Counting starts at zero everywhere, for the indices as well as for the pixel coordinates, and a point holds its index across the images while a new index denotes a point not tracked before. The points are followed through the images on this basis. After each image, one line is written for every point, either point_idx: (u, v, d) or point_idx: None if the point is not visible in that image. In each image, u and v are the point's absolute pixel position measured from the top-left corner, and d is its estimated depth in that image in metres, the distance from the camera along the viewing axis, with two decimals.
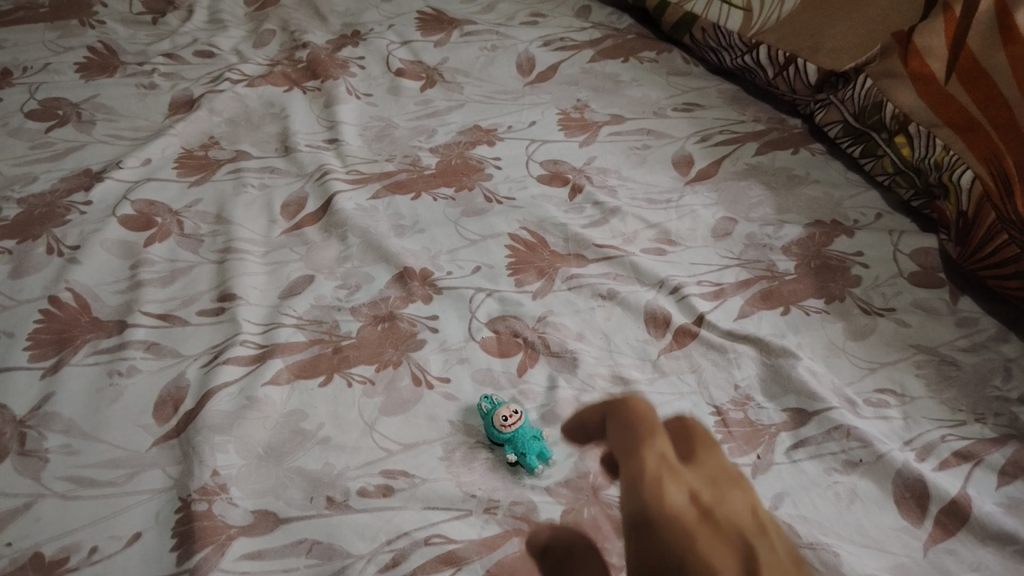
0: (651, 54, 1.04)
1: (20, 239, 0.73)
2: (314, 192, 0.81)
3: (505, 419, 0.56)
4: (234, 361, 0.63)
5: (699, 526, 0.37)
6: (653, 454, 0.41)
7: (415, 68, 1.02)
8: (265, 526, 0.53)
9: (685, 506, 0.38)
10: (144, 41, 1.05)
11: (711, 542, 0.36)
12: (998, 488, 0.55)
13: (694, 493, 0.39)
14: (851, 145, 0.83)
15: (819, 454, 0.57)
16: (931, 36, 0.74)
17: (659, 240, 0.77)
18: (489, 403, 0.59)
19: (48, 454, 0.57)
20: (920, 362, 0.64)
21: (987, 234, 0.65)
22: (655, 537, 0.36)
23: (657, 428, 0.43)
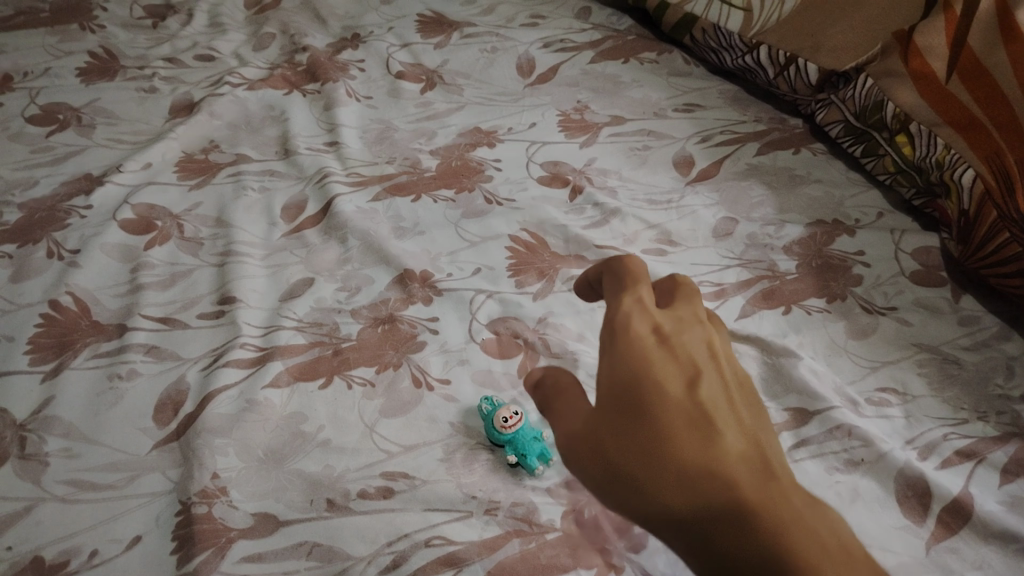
0: (651, 55, 1.04)
1: (21, 244, 0.73)
2: (314, 195, 0.81)
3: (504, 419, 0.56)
4: (234, 364, 0.63)
5: (656, 350, 0.41)
6: (632, 307, 0.43)
7: (415, 70, 1.02)
8: (264, 529, 0.53)
9: (646, 336, 0.41)
10: (144, 45, 1.05)
11: (663, 361, 0.40)
12: (1000, 486, 0.55)
13: (656, 327, 0.42)
14: (851, 144, 0.83)
15: (821, 453, 0.57)
16: (931, 34, 0.73)
17: (660, 240, 0.77)
18: (490, 405, 0.59)
19: (48, 457, 0.57)
20: (922, 361, 0.64)
21: (988, 233, 0.65)
22: (615, 368, 0.41)
23: (640, 275, 0.44)
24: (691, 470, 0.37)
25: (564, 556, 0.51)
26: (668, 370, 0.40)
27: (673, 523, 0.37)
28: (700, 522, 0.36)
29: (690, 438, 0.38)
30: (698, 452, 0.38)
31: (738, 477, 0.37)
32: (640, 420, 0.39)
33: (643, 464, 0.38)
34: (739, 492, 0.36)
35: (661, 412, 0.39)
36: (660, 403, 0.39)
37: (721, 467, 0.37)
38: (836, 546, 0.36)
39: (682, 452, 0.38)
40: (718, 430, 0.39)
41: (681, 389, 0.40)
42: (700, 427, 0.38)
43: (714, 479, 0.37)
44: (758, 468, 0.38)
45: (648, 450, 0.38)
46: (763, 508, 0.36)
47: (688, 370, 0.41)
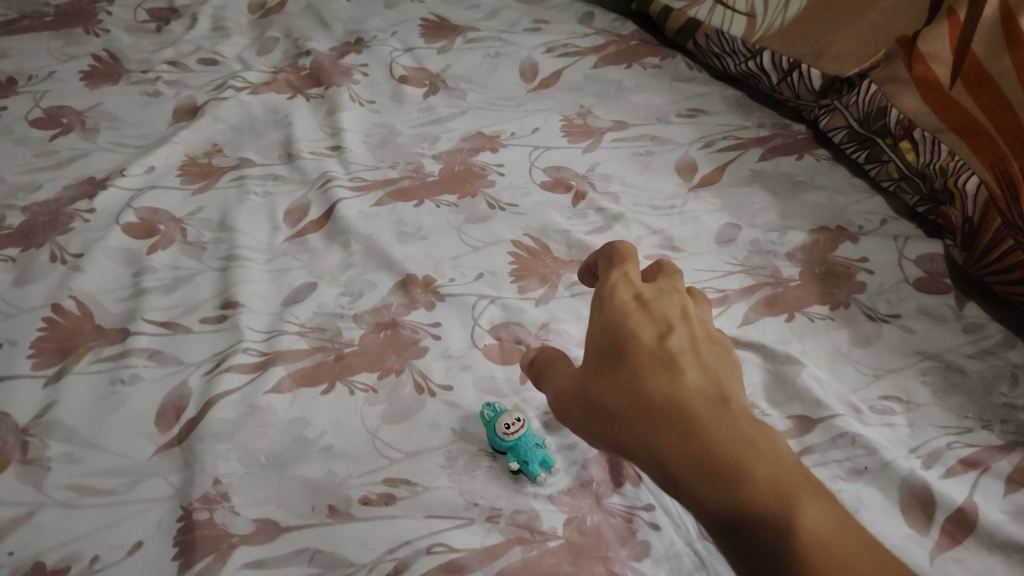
0: (655, 60, 1.04)
1: (24, 248, 0.73)
2: (317, 199, 0.81)
3: (506, 426, 0.56)
4: (237, 368, 0.63)
5: (635, 311, 0.49)
6: (620, 284, 0.52)
7: (418, 75, 1.02)
8: (266, 535, 0.53)
9: (628, 302, 0.50)
10: (148, 49, 1.05)
11: (640, 319, 0.49)
12: (1005, 496, 0.55)
13: (638, 296, 0.51)
14: (855, 150, 0.83)
15: (824, 461, 0.57)
16: (935, 41, 0.73)
17: (663, 246, 0.77)
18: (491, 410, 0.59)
19: (50, 462, 0.57)
20: (926, 369, 0.64)
21: (992, 240, 0.65)
22: (599, 328, 0.49)
23: (629, 261, 0.54)
24: (648, 392, 0.44)
25: (566, 563, 0.51)
26: (641, 325, 0.48)
27: (631, 436, 0.43)
28: (651, 431, 0.43)
29: (651, 369, 0.45)
30: (658, 379, 0.44)
31: (687, 395, 0.43)
32: (614, 363, 0.47)
33: (613, 395, 0.45)
34: (683, 407, 0.43)
35: (631, 354, 0.46)
36: (629, 347, 0.47)
37: (674, 389, 0.44)
38: (766, 451, 0.40)
39: (642, 378, 0.45)
40: (675, 363, 0.46)
41: (650, 337, 0.47)
42: (660, 362, 0.46)
43: (665, 398, 0.43)
44: (708, 391, 0.44)
45: (617, 383, 0.46)
46: (703, 417, 0.42)
47: (660, 325, 0.48)
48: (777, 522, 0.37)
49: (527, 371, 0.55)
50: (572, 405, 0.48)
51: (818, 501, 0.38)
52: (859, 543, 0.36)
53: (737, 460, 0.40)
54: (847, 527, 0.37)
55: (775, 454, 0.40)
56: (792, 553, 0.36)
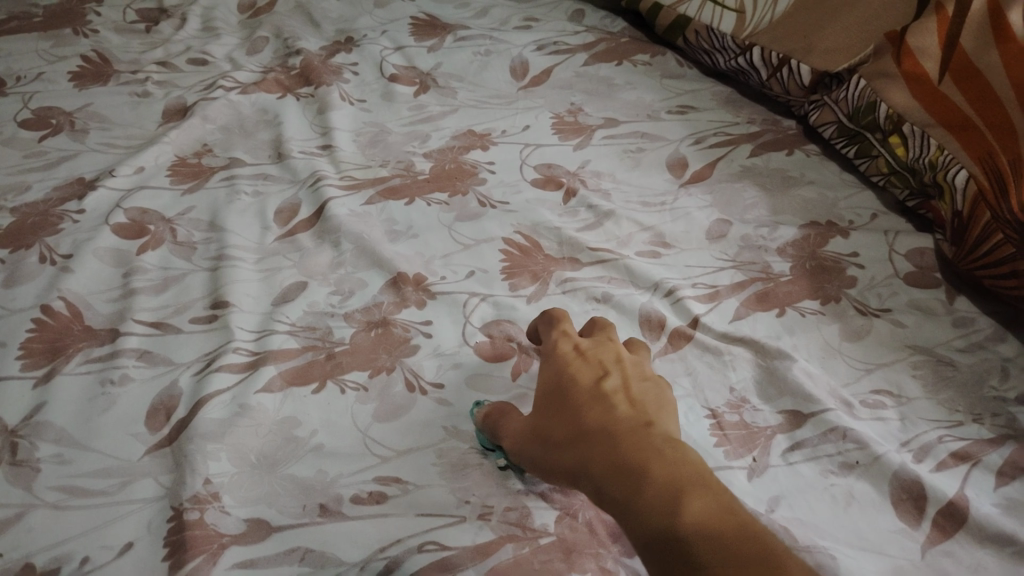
0: (645, 57, 1.04)
1: (13, 249, 0.73)
2: (308, 198, 0.81)
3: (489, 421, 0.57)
4: (228, 368, 0.63)
5: (575, 361, 0.56)
6: (565, 341, 0.59)
7: (409, 73, 1.02)
8: (257, 535, 0.53)
9: (569, 355, 0.57)
10: (138, 49, 1.05)
11: (580, 366, 0.55)
12: (996, 489, 0.55)
13: (580, 350, 0.57)
14: (845, 145, 0.83)
15: (815, 456, 0.57)
16: (923, 37, 0.73)
17: (654, 243, 0.77)
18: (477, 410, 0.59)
19: (39, 463, 0.56)
20: (917, 363, 0.64)
21: (982, 234, 0.65)
22: (547, 378, 0.56)
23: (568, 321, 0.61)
24: (582, 423, 0.50)
25: (557, 560, 0.51)
26: (581, 371, 0.55)
27: (569, 462, 0.49)
28: (584, 454, 0.48)
29: (587, 404, 0.51)
30: (592, 412, 0.51)
31: (615, 423, 0.50)
32: (557, 404, 0.53)
33: (556, 428, 0.51)
34: (609, 433, 0.49)
35: (571, 395, 0.53)
36: (570, 391, 0.53)
37: (603, 419, 0.50)
38: (671, 456, 0.46)
39: (579, 412, 0.51)
40: (608, 397, 0.52)
41: (588, 380, 0.54)
42: (595, 398, 0.52)
43: (596, 428, 0.50)
44: (633, 419, 0.50)
45: (560, 419, 0.52)
46: (624, 438, 0.48)
47: (598, 369, 0.55)
48: (671, 516, 0.42)
49: (481, 424, 0.57)
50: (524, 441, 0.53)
51: (708, 493, 0.44)
52: (735, 520, 0.42)
53: (643, 466, 0.46)
54: (731, 513, 0.42)
55: (676, 458, 0.46)
56: (682, 533, 0.41)
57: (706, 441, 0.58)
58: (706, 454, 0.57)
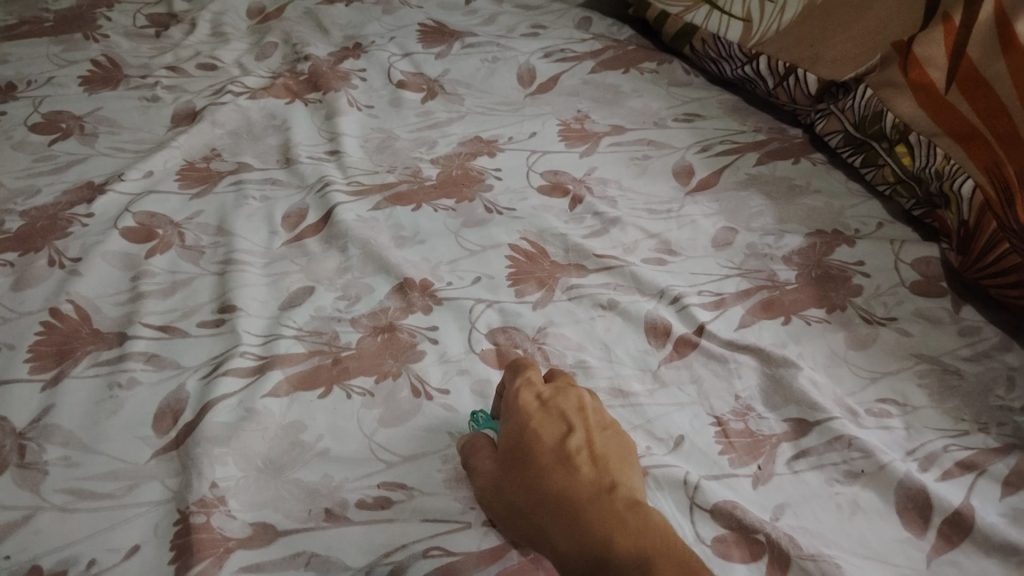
0: (651, 65, 1.05)
1: (22, 252, 0.74)
2: (315, 203, 0.81)
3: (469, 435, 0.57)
4: (234, 372, 0.63)
5: (537, 412, 0.55)
6: (524, 386, 0.57)
7: (416, 80, 1.02)
8: (263, 539, 0.53)
9: (530, 404, 0.55)
10: (147, 54, 1.06)
11: (542, 420, 0.54)
12: (1001, 498, 0.55)
13: (541, 399, 0.56)
14: (851, 154, 0.83)
15: (820, 465, 0.57)
16: (929, 45, 0.73)
17: (660, 250, 0.77)
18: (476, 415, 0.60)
19: (47, 466, 0.56)
20: (922, 372, 0.64)
21: (989, 242, 0.65)
22: (507, 431, 0.54)
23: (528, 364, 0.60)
24: (546, 490, 0.50)
25: None
26: (543, 426, 0.54)
27: (535, 530, 0.49)
28: (549, 524, 0.48)
29: (551, 468, 0.51)
30: (555, 477, 0.50)
31: (578, 490, 0.49)
32: (519, 464, 0.52)
33: (520, 492, 0.51)
34: (574, 502, 0.49)
35: (534, 456, 0.52)
36: (533, 450, 0.52)
37: (566, 485, 0.50)
38: (637, 525, 0.47)
39: (543, 477, 0.50)
40: (570, 459, 0.51)
41: (551, 438, 0.53)
42: (558, 461, 0.51)
43: (560, 495, 0.49)
44: (596, 482, 0.50)
45: (524, 482, 0.51)
46: (589, 508, 0.48)
47: (561, 424, 0.54)
48: None
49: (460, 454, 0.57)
50: (489, 497, 0.52)
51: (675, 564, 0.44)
52: None
53: (611, 542, 0.46)
54: None
55: (642, 528, 0.46)
56: None
57: (710, 450, 0.58)
58: (710, 462, 0.57)
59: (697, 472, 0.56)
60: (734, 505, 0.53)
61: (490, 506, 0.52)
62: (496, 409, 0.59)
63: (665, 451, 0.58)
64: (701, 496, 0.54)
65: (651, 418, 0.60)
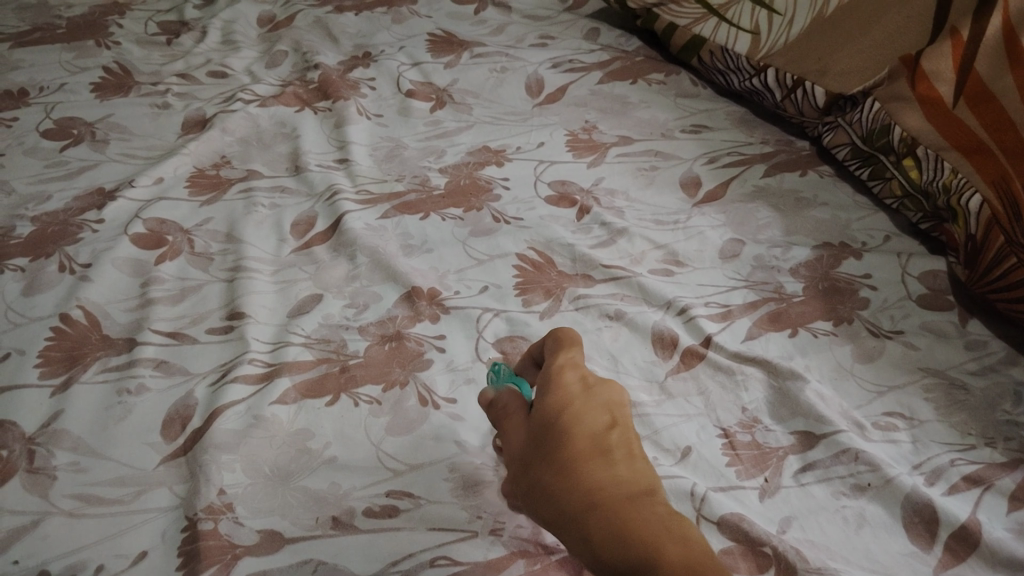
0: (659, 76, 1.05)
1: (33, 257, 0.74)
2: (324, 212, 0.82)
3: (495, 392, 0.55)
4: (242, 379, 0.63)
5: (580, 394, 0.49)
6: (569, 364, 0.51)
7: (425, 89, 1.03)
8: (269, 546, 0.52)
9: (574, 384, 0.49)
10: (158, 62, 1.07)
11: (586, 404, 0.48)
12: (1008, 513, 0.54)
13: (585, 383, 0.50)
14: (859, 167, 0.84)
15: (827, 478, 0.57)
16: (938, 59, 0.74)
17: (667, 261, 0.77)
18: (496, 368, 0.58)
19: (56, 471, 0.57)
20: (929, 386, 0.64)
21: (996, 257, 0.65)
22: (545, 407, 0.48)
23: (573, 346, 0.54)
24: (581, 480, 0.44)
25: None
26: (585, 408, 0.48)
27: (560, 516, 0.44)
28: (579, 518, 0.43)
29: (588, 458, 0.45)
30: (593, 469, 0.44)
31: (618, 487, 0.44)
32: (550, 443, 0.46)
33: (550, 473, 0.45)
34: (612, 500, 0.43)
35: (569, 439, 0.46)
36: (568, 430, 0.46)
37: (605, 480, 0.44)
38: (685, 536, 0.41)
39: (578, 465, 0.45)
40: (613, 454, 0.46)
41: (593, 424, 0.47)
42: (598, 452, 0.45)
43: (597, 489, 0.43)
44: (639, 484, 0.44)
45: (554, 463, 0.45)
46: (629, 508, 0.42)
47: (605, 411, 0.48)
48: None
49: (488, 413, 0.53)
50: (515, 474, 0.48)
51: None
52: None
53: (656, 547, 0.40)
54: None
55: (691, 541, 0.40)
56: None
57: (717, 462, 0.58)
58: (717, 474, 0.57)
59: (704, 484, 0.56)
60: (740, 517, 0.54)
61: (515, 484, 0.48)
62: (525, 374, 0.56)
63: (672, 462, 0.58)
64: (708, 508, 0.54)
65: (658, 429, 0.60)
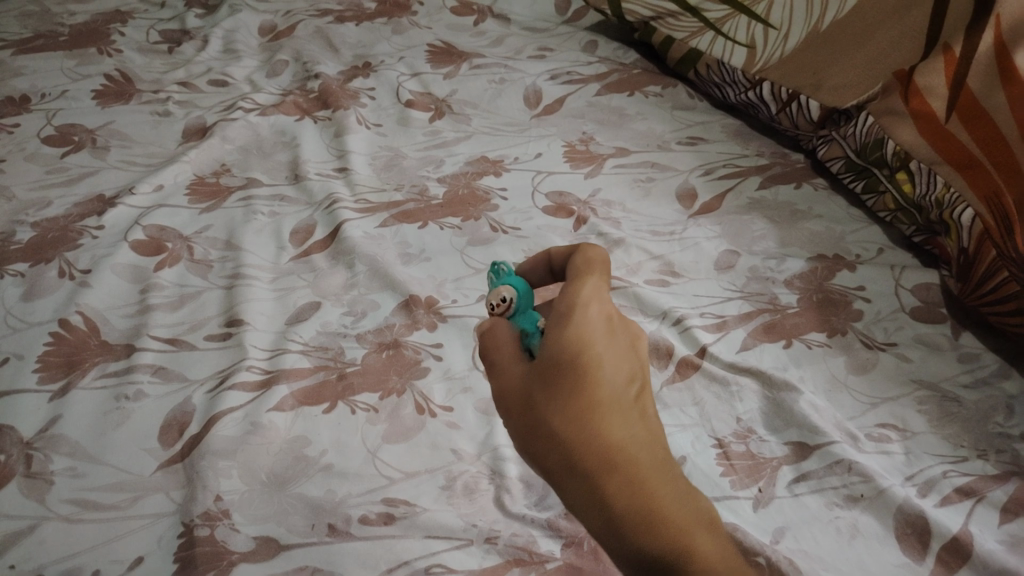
0: (656, 89, 1.06)
1: (33, 263, 0.74)
2: (323, 220, 0.82)
3: (494, 307, 0.52)
4: (240, 386, 0.64)
5: (604, 337, 0.45)
6: (589, 283, 0.47)
7: (424, 99, 1.04)
8: (265, 553, 0.53)
9: (599, 321, 0.45)
10: (160, 69, 1.08)
11: (608, 351, 0.45)
12: (999, 525, 0.55)
13: (606, 312, 0.46)
14: (852, 180, 0.85)
15: (821, 488, 0.57)
16: (931, 75, 0.74)
17: (663, 272, 0.78)
18: (498, 272, 0.55)
19: (53, 476, 0.57)
20: (922, 398, 0.64)
21: (987, 271, 0.66)
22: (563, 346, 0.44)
23: (595, 262, 0.49)
24: (597, 434, 0.42)
25: None
26: (605, 345, 0.45)
27: (562, 466, 0.43)
28: (589, 477, 0.42)
29: (604, 408, 0.43)
30: (609, 424, 0.43)
31: (629, 443, 0.43)
32: (563, 384, 0.43)
33: (559, 417, 0.43)
34: (623, 461, 0.42)
35: (590, 392, 0.43)
36: (586, 374, 0.43)
37: (624, 440, 0.43)
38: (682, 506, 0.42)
39: (594, 412, 0.43)
40: (628, 405, 0.44)
41: (612, 369, 0.44)
42: (615, 402, 0.44)
43: (611, 445, 0.42)
44: (650, 443, 0.44)
45: (566, 406, 0.43)
46: (648, 477, 0.42)
47: (622, 353, 0.46)
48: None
49: (487, 337, 0.49)
50: (509, 405, 0.46)
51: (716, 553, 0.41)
52: None
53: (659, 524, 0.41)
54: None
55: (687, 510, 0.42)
56: None
57: (712, 472, 0.59)
58: (712, 483, 0.58)
59: None
60: (734, 527, 0.54)
61: (503, 413, 0.46)
62: (524, 267, 0.55)
63: None
64: None
65: None
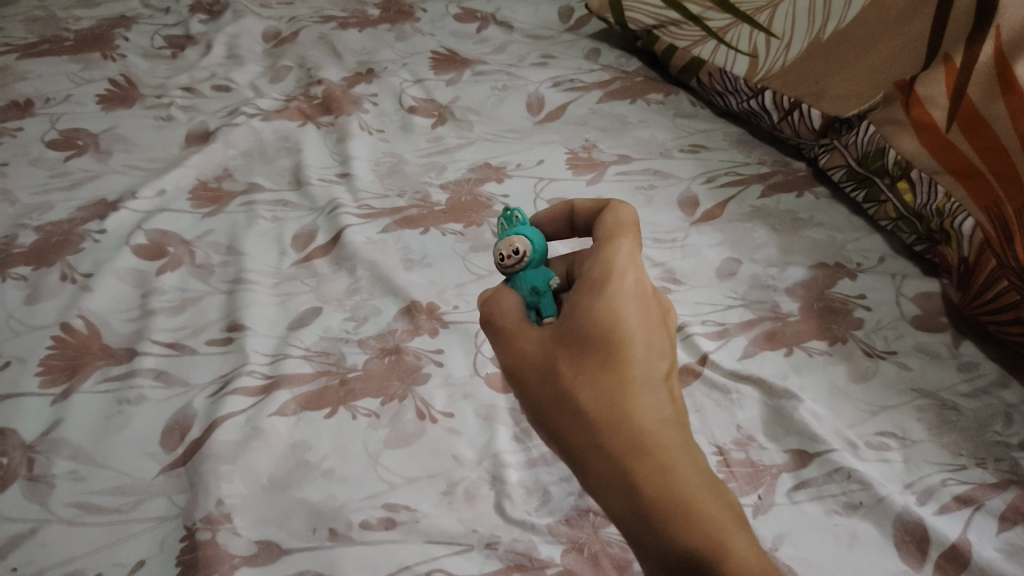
0: (658, 96, 1.07)
1: (36, 266, 0.75)
2: (325, 225, 0.83)
3: (503, 258, 0.54)
4: (241, 391, 0.64)
5: (636, 312, 0.47)
6: (623, 250, 0.49)
7: (427, 106, 1.04)
8: (266, 556, 0.53)
9: (630, 293, 0.47)
10: (163, 75, 1.08)
11: (639, 327, 0.46)
12: (998, 533, 0.55)
13: (640, 283, 0.48)
14: (854, 189, 0.85)
15: (820, 496, 0.58)
16: (932, 85, 0.75)
17: (665, 278, 0.78)
18: (510, 220, 0.56)
19: (54, 479, 0.57)
20: (922, 407, 0.65)
21: (987, 280, 0.66)
22: (593, 322, 0.46)
23: (627, 234, 0.51)
24: (625, 412, 0.44)
25: None
26: (638, 323, 0.46)
27: (589, 444, 0.44)
28: (614, 455, 0.43)
29: (633, 386, 0.44)
30: (636, 402, 0.44)
31: (657, 421, 0.43)
32: (594, 363, 0.46)
33: (588, 396, 0.45)
34: (649, 440, 0.43)
35: (619, 370, 0.45)
36: (615, 350, 0.45)
37: (652, 419, 0.43)
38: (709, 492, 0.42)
39: (624, 391, 0.44)
40: (659, 383, 0.45)
41: (643, 348, 0.46)
42: (645, 380, 0.45)
43: (637, 424, 0.43)
44: (680, 425, 0.44)
45: (595, 385, 0.45)
46: (677, 462, 0.42)
47: (654, 331, 0.47)
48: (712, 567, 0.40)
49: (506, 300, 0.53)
50: (537, 382, 0.48)
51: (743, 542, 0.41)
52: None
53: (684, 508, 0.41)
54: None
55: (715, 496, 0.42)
56: None
57: None
58: None
59: None
60: None
61: (531, 391, 0.48)
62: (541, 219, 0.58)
63: None
64: None
65: None
